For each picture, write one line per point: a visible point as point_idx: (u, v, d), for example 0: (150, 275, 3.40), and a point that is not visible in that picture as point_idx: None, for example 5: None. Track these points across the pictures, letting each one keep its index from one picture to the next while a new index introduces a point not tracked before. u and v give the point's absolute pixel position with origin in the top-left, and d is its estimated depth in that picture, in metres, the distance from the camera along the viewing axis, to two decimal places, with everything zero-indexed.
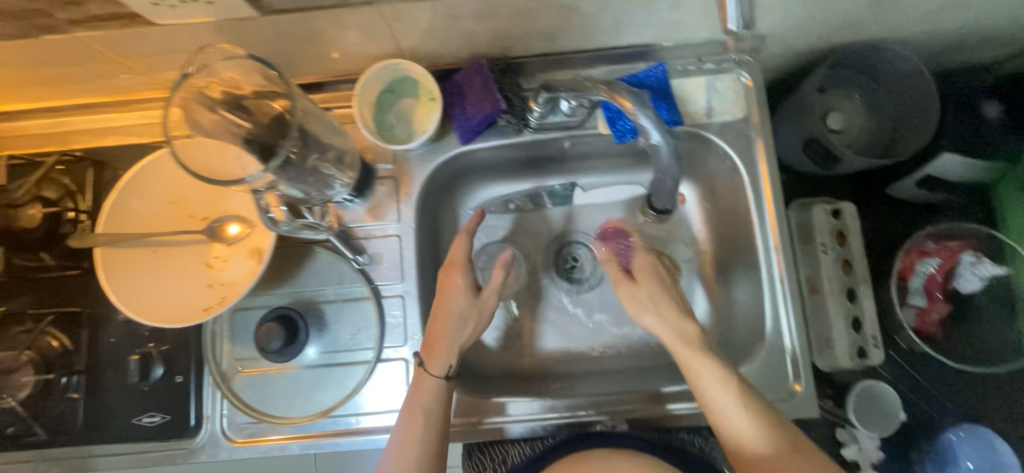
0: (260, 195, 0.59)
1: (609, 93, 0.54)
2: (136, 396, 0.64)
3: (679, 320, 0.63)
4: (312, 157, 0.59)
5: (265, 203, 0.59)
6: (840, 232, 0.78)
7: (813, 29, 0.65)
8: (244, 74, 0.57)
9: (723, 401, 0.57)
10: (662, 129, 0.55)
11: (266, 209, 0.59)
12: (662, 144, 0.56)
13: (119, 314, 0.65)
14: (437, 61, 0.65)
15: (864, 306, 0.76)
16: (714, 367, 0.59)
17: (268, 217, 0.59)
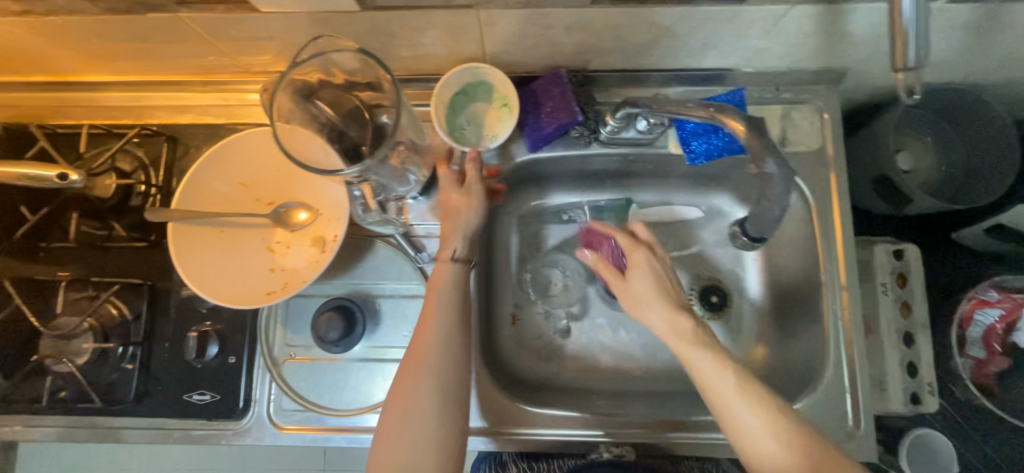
0: (355, 186, 0.61)
1: (716, 115, 0.52)
2: (189, 373, 0.64)
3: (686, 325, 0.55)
4: (402, 158, 0.60)
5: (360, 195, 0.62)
6: (901, 273, 0.76)
7: (895, 65, 0.64)
8: (343, 66, 0.57)
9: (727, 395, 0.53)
10: (776, 158, 0.52)
11: (359, 200, 0.62)
12: (775, 174, 0.53)
13: (181, 289, 0.65)
14: (516, 68, 0.66)
15: (922, 352, 0.74)
16: (730, 380, 0.52)
17: (360, 207, 0.62)
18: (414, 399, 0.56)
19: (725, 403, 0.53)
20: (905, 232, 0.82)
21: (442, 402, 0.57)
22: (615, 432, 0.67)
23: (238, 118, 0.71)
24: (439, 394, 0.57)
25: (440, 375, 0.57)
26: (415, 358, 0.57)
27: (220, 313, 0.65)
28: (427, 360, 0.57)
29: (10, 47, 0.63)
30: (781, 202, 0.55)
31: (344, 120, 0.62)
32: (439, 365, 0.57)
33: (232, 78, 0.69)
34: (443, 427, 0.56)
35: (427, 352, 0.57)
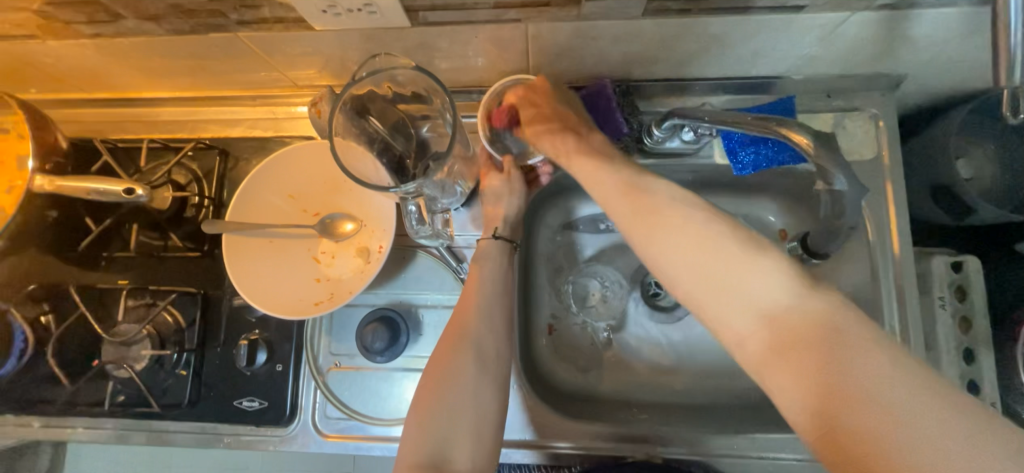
0: (409, 201, 0.61)
1: (786, 130, 0.48)
2: (239, 379, 0.66)
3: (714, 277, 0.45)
4: (453, 170, 0.62)
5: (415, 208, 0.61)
6: (960, 286, 0.73)
7: (956, 69, 0.62)
8: (394, 81, 0.58)
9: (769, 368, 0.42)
10: (849, 176, 0.49)
11: (414, 214, 0.62)
12: (845, 191, 0.50)
13: (232, 298, 0.68)
14: (559, 79, 0.66)
15: (982, 369, 0.70)
16: (764, 341, 0.43)
17: (414, 220, 0.62)
18: (448, 390, 0.55)
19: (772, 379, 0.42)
20: (962, 243, 0.78)
21: (478, 391, 0.56)
22: (659, 448, 0.65)
23: (285, 131, 0.73)
24: (474, 382, 0.56)
25: (479, 366, 0.57)
26: (448, 351, 0.57)
27: (268, 322, 0.67)
28: (462, 351, 0.57)
29: (78, 66, 0.66)
30: (851, 216, 0.53)
31: (389, 132, 0.64)
32: (472, 353, 0.57)
33: (281, 92, 0.72)
34: (483, 418, 0.55)
35: (463, 344, 0.57)
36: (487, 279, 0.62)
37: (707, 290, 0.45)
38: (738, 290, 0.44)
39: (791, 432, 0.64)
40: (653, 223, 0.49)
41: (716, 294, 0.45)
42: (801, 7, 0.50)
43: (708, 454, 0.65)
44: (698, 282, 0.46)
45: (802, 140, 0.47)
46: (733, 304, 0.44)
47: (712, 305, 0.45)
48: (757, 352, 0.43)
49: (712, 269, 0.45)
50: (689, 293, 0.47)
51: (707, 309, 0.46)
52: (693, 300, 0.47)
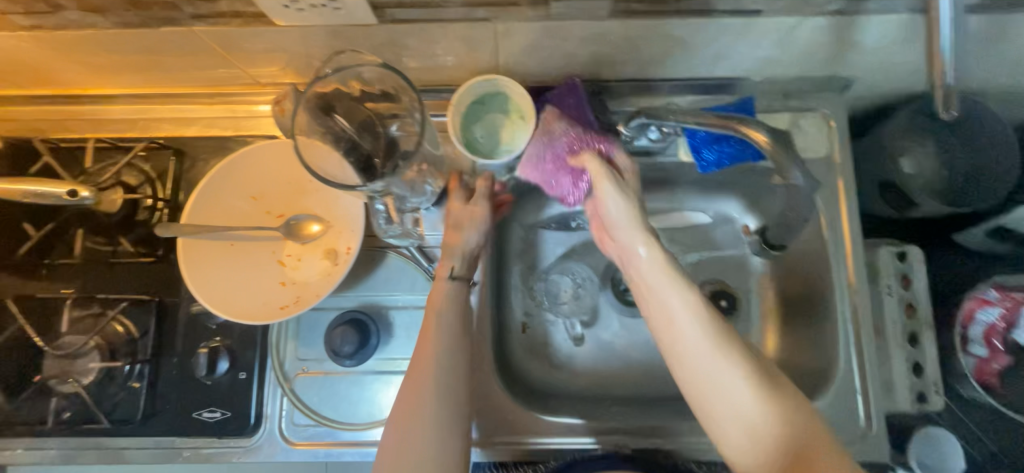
0: (376, 200, 0.61)
1: (739, 127, 0.52)
2: (198, 390, 0.63)
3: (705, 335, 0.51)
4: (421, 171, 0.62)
5: (383, 205, 0.62)
6: (904, 275, 0.78)
7: (898, 73, 0.66)
8: (358, 77, 0.58)
9: (730, 407, 0.49)
10: (801, 167, 0.53)
11: (380, 213, 0.62)
12: (801, 182, 0.54)
13: (189, 305, 0.64)
14: (528, 78, 0.66)
15: (926, 351, 0.76)
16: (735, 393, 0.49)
17: (381, 219, 0.62)
18: (413, 440, 0.52)
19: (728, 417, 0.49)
20: (908, 234, 0.84)
21: (443, 438, 0.53)
22: (631, 439, 0.67)
23: (246, 129, 0.70)
24: (437, 434, 0.53)
25: (441, 418, 0.54)
26: (411, 400, 0.54)
27: (230, 328, 0.64)
28: (422, 399, 0.54)
29: (13, 61, 0.62)
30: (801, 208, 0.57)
31: (357, 131, 0.62)
32: (432, 400, 0.54)
33: (240, 90, 0.69)
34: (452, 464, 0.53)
35: (422, 392, 0.55)
36: (444, 323, 0.59)
37: (692, 347, 0.51)
38: (732, 364, 0.50)
39: None
40: (658, 287, 0.54)
41: (698, 351, 0.51)
42: (757, 11, 0.53)
43: (679, 444, 0.66)
44: (683, 336, 0.52)
45: (759, 137, 0.51)
46: (715, 361, 0.50)
47: (696, 359, 0.51)
48: (731, 419, 0.49)
49: (705, 335, 0.51)
50: (673, 346, 0.52)
51: (687, 365, 0.51)
52: (675, 351, 0.52)
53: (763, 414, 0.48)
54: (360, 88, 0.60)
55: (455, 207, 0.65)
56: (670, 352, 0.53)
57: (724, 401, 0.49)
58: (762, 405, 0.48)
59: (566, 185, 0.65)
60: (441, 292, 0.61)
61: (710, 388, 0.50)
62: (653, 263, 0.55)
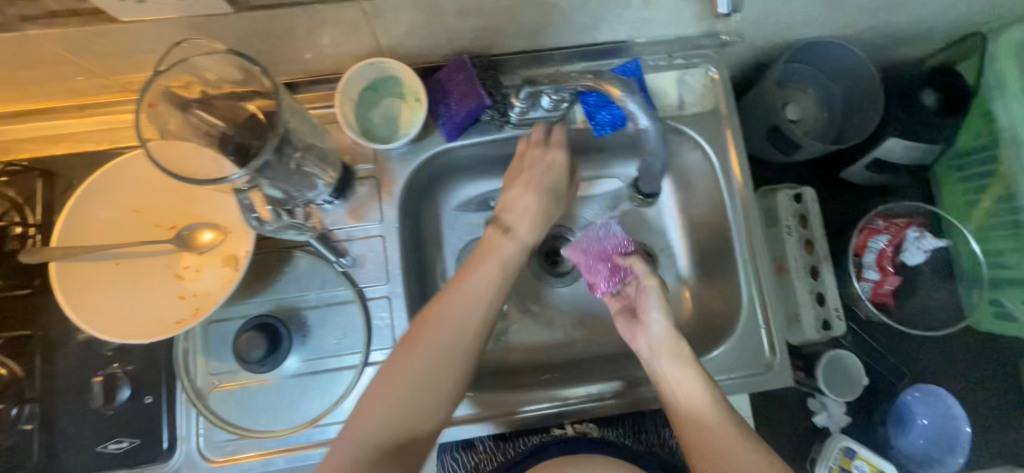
0: (244, 195, 0.56)
1: (596, 80, 0.54)
2: (100, 422, 0.59)
3: (665, 331, 0.64)
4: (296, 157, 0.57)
5: (251, 204, 0.56)
6: (802, 215, 0.84)
7: (768, 25, 0.70)
8: (216, 72, 0.54)
9: (675, 382, 0.61)
10: (650, 114, 0.55)
11: (250, 210, 0.56)
12: (650, 129, 0.56)
13: (78, 334, 0.60)
14: (417, 59, 0.66)
15: (826, 282, 0.82)
16: (683, 373, 0.61)
17: (252, 217, 0.56)
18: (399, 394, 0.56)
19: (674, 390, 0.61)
20: (803, 177, 0.91)
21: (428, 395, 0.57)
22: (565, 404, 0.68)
23: (124, 141, 0.65)
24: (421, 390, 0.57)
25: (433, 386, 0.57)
26: (411, 359, 0.57)
27: (129, 352, 0.61)
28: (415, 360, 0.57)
29: None
30: (659, 156, 0.60)
31: (239, 131, 0.57)
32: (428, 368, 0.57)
33: (109, 99, 0.64)
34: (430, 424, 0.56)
35: (432, 341, 0.58)
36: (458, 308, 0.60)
37: (681, 373, 0.61)
38: (683, 349, 0.62)
39: None
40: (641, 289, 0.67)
41: (665, 353, 0.63)
42: None
43: (609, 401, 0.69)
44: (674, 363, 0.62)
45: (613, 89, 0.53)
46: (697, 386, 0.60)
47: (682, 381, 0.61)
48: (677, 391, 0.61)
49: (670, 327, 0.64)
50: (665, 368, 0.62)
51: (675, 384, 0.61)
52: (664, 370, 0.62)
53: (724, 435, 0.57)
54: (225, 83, 0.56)
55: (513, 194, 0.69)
56: (660, 372, 0.63)
57: (696, 418, 0.59)
58: (724, 433, 0.57)
59: (602, 278, 0.71)
60: (493, 252, 0.65)
61: (691, 408, 0.59)
62: (659, 308, 0.65)
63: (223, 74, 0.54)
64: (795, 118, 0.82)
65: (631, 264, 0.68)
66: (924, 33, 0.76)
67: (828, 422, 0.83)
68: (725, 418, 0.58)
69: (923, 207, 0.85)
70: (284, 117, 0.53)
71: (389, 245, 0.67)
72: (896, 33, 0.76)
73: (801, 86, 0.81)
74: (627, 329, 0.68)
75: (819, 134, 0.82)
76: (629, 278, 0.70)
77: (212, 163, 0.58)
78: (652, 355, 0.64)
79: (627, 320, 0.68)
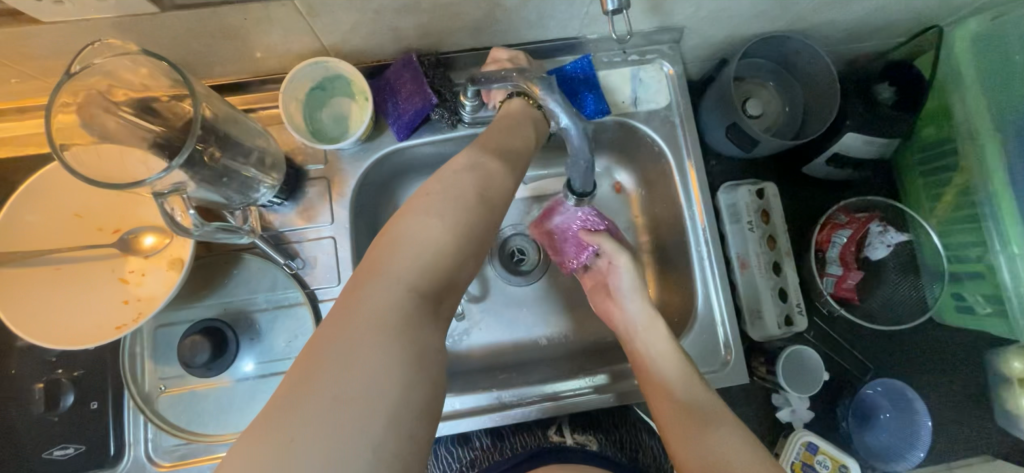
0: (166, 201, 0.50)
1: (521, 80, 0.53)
2: (44, 428, 0.59)
3: (641, 308, 0.65)
4: (224, 158, 0.54)
5: (171, 211, 0.51)
6: (764, 210, 0.83)
7: (722, 20, 0.70)
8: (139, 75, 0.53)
9: (651, 355, 0.62)
10: (571, 113, 0.53)
11: (172, 215, 0.51)
12: (571, 128, 0.53)
13: (20, 340, 0.59)
14: (365, 58, 0.65)
15: (788, 277, 0.82)
16: (657, 346, 0.62)
17: (174, 222, 0.51)
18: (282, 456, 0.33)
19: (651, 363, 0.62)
20: (767, 172, 0.91)
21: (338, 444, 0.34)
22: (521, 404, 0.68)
23: None
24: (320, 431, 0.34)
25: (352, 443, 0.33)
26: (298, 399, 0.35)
27: (73, 358, 0.60)
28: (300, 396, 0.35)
29: None
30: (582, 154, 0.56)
31: (171, 132, 0.55)
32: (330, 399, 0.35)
33: None
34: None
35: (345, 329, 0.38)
36: (389, 287, 0.40)
37: (655, 344, 0.63)
38: (657, 324, 0.64)
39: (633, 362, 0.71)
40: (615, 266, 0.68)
41: (640, 328, 0.65)
42: None
43: (569, 399, 0.68)
44: (649, 335, 0.64)
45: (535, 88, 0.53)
46: (669, 358, 0.61)
47: (655, 352, 0.62)
48: (653, 365, 0.62)
49: (645, 302, 0.66)
50: (641, 341, 0.64)
51: (648, 355, 0.63)
52: (639, 343, 0.64)
53: (692, 404, 0.57)
54: (154, 85, 0.54)
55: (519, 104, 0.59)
56: (636, 344, 0.65)
57: (669, 388, 0.59)
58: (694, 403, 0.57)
59: (570, 254, 0.73)
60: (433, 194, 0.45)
61: (663, 378, 0.61)
62: (630, 282, 0.67)
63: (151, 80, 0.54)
64: (755, 113, 0.82)
65: (598, 241, 0.69)
66: (881, 27, 0.76)
67: (791, 418, 0.83)
68: (695, 388, 0.59)
69: (885, 201, 0.85)
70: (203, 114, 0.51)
71: (340, 246, 0.67)
72: (853, 27, 0.75)
73: (762, 81, 0.83)
74: (603, 303, 0.71)
75: (778, 129, 0.83)
76: (597, 255, 0.71)
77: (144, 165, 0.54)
78: (629, 329, 0.66)
79: (603, 295, 0.71)
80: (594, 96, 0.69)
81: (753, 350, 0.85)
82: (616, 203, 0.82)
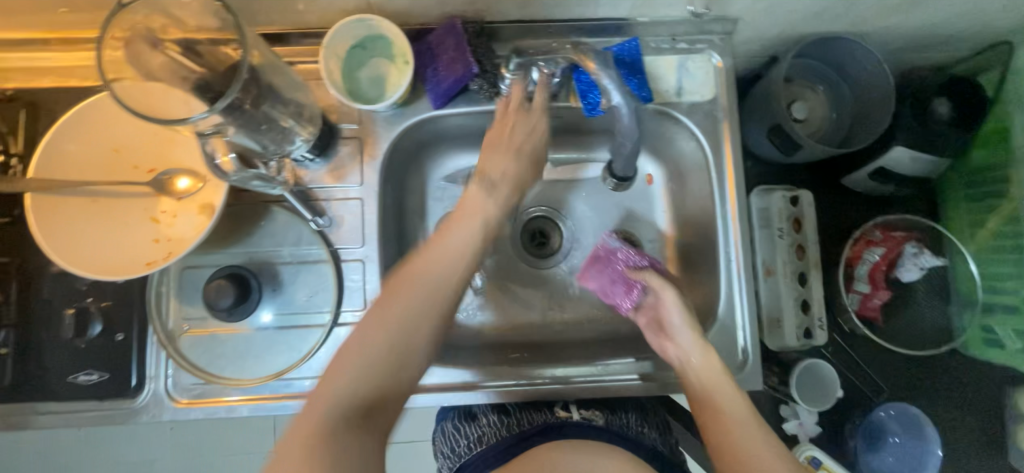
0: (207, 141, 0.54)
1: (575, 53, 0.55)
2: (71, 353, 0.61)
3: (691, 338, 0.63)
4: (266, 107, 0.55)
5: (212, 152, 0.55)
6: (796, 218, 0.81)
7: (780, 15, 0.66)
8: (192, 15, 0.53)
9: (711, 387, 0.61)
10: (623, 92, 0.54)
11: (212, 156, 0.55)
12: (623, 107, 0.55)
13: (53, 267, 0.61)
14: (408, 19, 0.64)
15: (812, 289, 0.80)
16: (717, 381, 0.61)
17: (215, 165, 0.54)
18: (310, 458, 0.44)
19: (711, 397, 0.60)
20: (804, 179, 0.88)
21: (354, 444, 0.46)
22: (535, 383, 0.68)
23: None
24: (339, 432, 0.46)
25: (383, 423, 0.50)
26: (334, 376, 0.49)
27: (102, 290, 0.62)
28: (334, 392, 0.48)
29: None
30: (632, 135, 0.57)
31: (212, 74, 0.54)
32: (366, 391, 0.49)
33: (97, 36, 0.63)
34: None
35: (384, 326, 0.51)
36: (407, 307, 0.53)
37: (698, 359, 0.62)
38: (710, 359, 0.62)
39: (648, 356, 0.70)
40: (662, 293, 0.65)
41: (693, 360, 0.62)
42: None
43: (578, 385, 0.68)
44: (694, 351, 0.62)
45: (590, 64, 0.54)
46: (711, 373, 0.61)
47: (699, 369, 0.62)
48: (708, 404, 0.60)
49: (689, 334, 0.63)
50: (683, 354, 0.63)
51: (693, 370, 0.62)
52: (682, 358, 0.63)
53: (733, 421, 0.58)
54: (204, 28, 0.54)
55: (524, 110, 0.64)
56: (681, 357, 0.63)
57: (726, 429, 0.58)
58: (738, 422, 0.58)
59: (618, 299, 0.69)
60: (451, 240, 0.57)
61: (706, 392, 0.61)
62: (679, 315, 0.64)
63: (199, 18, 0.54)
64: (800, 117, 0.80)
65: (645, 277, 0.66)
66: (947, 38, 0.72)
67: (798, 431, 0.82)
68: (738, 404, 0.59)
69: (924, 222, 0.82)
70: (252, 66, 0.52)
71: (367, 208, 0.67)
72: (918, 35, 0.71)
73: (810, 84, 0.80)
74: (656, 341, 0.67)
75: (823, 137, 0.80)
76: (646, 294, 0.67)
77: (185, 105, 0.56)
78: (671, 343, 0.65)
79: (654, 334, 0.67)
80: (639, 82, 0.66)
81: (767, 359, 0.84)
82: (645, 196, 0.80)
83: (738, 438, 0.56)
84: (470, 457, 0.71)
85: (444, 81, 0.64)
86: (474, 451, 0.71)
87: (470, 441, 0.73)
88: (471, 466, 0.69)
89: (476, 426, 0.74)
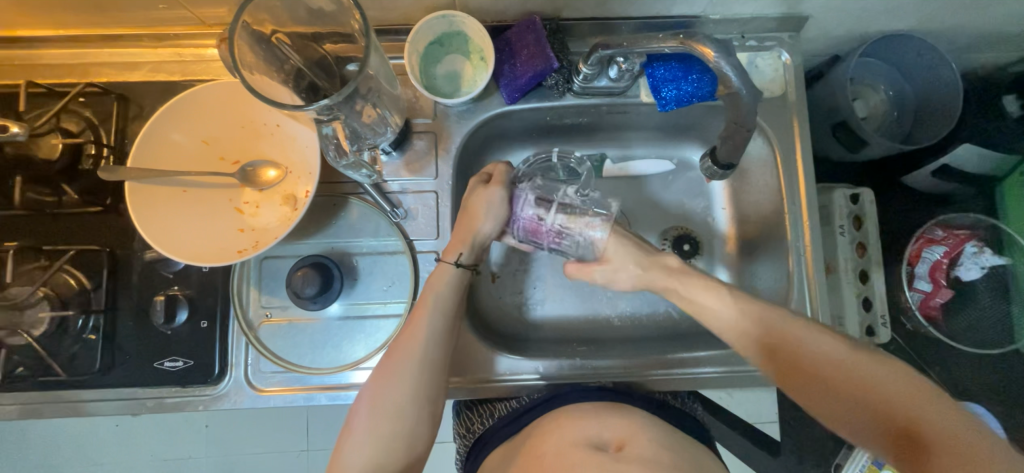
0: (326, 125, 0.57)
1: (686, 42, 0.53)
2: (158, 339, 0.62)
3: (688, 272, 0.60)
4: (364, 97, 0.56)
5: (333, 136, 0.58)
6: (856, 216, 0.80)
7: (849, 16, 0.68)
8: (293, 11, 0.54)
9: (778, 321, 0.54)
10: (743, 74, 0.52)
11: (332, 139, 0.58)
12: (741, 90, 0.53)
13: (144, 254, 0.63)
14: (488, 17, 0.66)
15: (875, 287, 0.78)
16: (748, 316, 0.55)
17: (333, 148, 0.58)
18: (375, 427, 0.56)
19: (790, 329, 0.53)
20: (859, 177, 0.89)
21: (414, 424, 0.57)
22: (610, 376, 0.68)
23: (194, 74, 0.67)
24: (415, 418, 0.57)
25: (436, 311, 0.60)
26: (397, 345, 0.59)
27: (189, 279, 0.63)
28: (378, 396, 0.57)
29: None
30: (748, 123, 0.56)
31: (312, 70, 0.59)
32: (421, 349, 0.58)
33: (186, 32, 0.65)
34: (432, 352, 0.59)
35: (408, 352, 0.58)
36: (422, 343, 0.59)
37: (801, 337, 0.52)
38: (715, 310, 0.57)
39: (717, 349, 0.69)
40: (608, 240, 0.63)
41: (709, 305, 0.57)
42: None
43: (653, 377, 0.68)
44: (804, 331, 0.53)
45: (706, 50, 0.52)
46: (840, 351, 0.50)
47: (782, 335, 0.53)
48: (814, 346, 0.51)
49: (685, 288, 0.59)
50: (792, 335, 0.53)
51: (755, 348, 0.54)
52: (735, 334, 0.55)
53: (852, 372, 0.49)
54: (312, 24, 0.57)
55: (466, 225, 0.64)
56: (789, 341, 0.52)
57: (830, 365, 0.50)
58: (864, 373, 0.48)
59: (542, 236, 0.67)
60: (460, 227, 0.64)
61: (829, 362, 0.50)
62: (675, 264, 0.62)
63: (292, 14, 0.55)
64: (862, 115, 0.80)
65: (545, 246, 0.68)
66: (1010, 37, 0.73)
67: None
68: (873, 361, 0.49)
69: (986, 220, 0.81)
70: (371, 65, 0.53)
71: (442, 201, 0.68)
72: (983, 33, 0.72)
73: (872, 83, 0.80)
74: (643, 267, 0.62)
75: (886, 135, 0.80)
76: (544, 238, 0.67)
77: (279, 87, 0.57)
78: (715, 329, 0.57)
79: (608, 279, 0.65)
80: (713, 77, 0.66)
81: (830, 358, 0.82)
82: (705, 194, 0.80)
83: (880, 396, 0.47)
84: (487, 428, 0.70)
85: (521, 78, 0.65)
86: (486, 426, 0.70)
87: (481, 419, 0.72)
88: (489, 443, 0.68)
89: (487, 406, 0.72)
